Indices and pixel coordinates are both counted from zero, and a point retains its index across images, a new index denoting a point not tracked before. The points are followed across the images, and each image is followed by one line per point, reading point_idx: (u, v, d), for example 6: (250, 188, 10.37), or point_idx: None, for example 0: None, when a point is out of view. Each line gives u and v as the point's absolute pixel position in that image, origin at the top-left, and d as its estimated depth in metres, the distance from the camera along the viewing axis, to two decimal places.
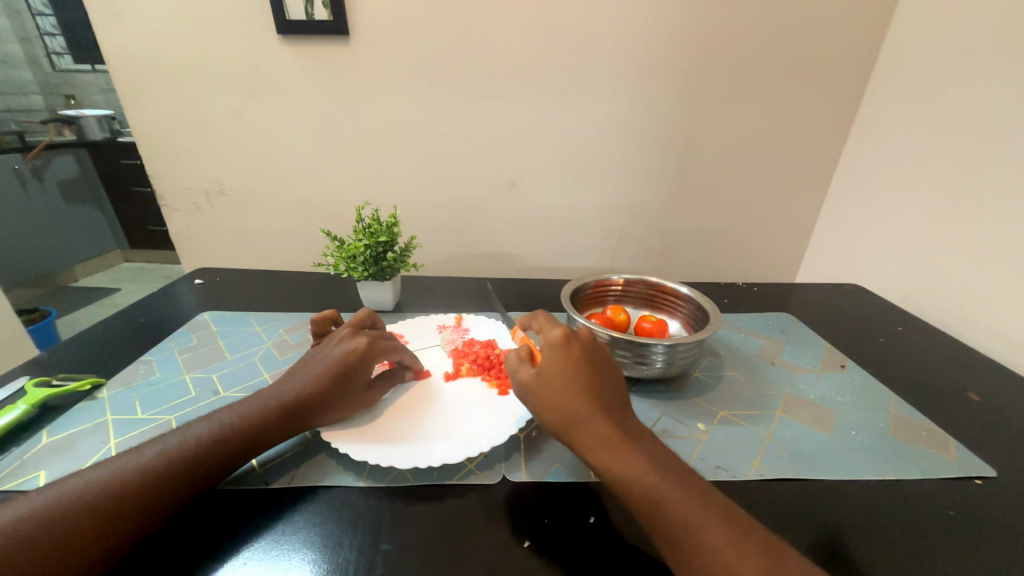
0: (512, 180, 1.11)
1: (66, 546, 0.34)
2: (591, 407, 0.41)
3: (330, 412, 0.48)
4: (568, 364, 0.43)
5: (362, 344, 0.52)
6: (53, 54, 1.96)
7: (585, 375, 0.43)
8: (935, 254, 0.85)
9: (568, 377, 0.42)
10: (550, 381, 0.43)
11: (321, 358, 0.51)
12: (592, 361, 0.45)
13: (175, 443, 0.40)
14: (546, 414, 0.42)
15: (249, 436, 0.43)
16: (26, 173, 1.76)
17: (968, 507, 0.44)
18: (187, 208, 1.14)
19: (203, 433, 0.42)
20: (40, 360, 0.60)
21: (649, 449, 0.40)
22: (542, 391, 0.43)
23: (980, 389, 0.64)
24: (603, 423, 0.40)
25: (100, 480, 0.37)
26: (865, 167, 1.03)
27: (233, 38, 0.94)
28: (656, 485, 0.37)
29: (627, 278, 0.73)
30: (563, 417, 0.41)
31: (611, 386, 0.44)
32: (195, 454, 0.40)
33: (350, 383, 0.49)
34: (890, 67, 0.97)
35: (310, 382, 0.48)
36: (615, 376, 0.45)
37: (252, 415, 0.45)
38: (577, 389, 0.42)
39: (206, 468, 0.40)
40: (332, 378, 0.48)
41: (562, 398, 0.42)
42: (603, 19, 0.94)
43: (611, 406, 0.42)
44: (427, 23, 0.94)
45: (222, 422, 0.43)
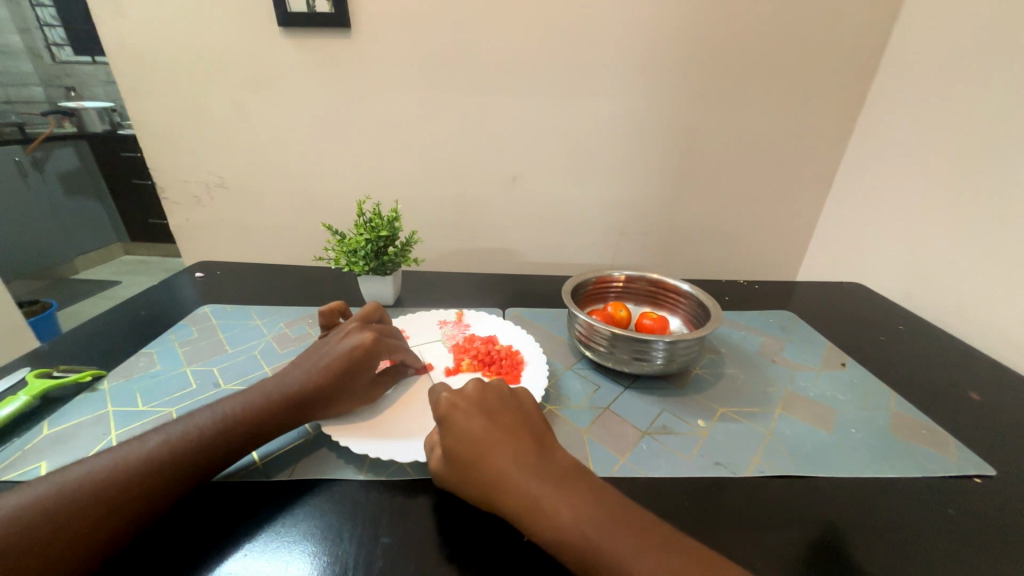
0: (513, 176, 1.10)
1: (66, 533, 0.33)
2: (504, 477, 0.37)
3: (332, 407, 0.48)
4: (463, 434, 0.41)
5: (368, 340, 0.52)
6: (53, 45, 1.92)
7: (486, 435, 0.40)
8: (937, 253, 0.84)
9: (470, 448, 0.40)
10: (454, 452, 0.40)
11: (326, 352, 0.51)
12: (490, 415, 0.42)
13: (178, 434, 0.40)
14: (465, 491, 0.39)
15: (253, 428, 0.43)
16: (27, 165, 1.77)
17: (966, 506, 0.44)
18: (188, 202, 1.14)
19: (206, 424, 0.42)
20: (41, 351, 0.60)
21: (575, 489, 0.37)
22: (453, 466, 0.40)
23: (980, 389, 0.64)
24: (518, 481, 0.37)
25: (102, 468, 0.37)
26: (868, 165, 1.03)
27: (234, 30, 0.94)
28: (586, 534, 0.34)
29: (628, 275, 0.73)
30: (481, 490, 0.38)
31: (516, 434, 0.41)
32: (198, 444, 0.40)
33: (354, 379, 0.49)
34: (895, 64, 0.96)
35: (315, 375, 0.48)
36: (519, 421, 0.43)
37: (258, 406, 0.45)
38: (482, 454, 0.39)
39: (209, 458, 0.40)
40: (341, 371, 0.49)
41: (472, 470, 0.39)
42: (607, 13, 0.93)
43: (524, 455, 0.39)
44: (429, 16, 0.93)
45: (225, 413, 0.43)
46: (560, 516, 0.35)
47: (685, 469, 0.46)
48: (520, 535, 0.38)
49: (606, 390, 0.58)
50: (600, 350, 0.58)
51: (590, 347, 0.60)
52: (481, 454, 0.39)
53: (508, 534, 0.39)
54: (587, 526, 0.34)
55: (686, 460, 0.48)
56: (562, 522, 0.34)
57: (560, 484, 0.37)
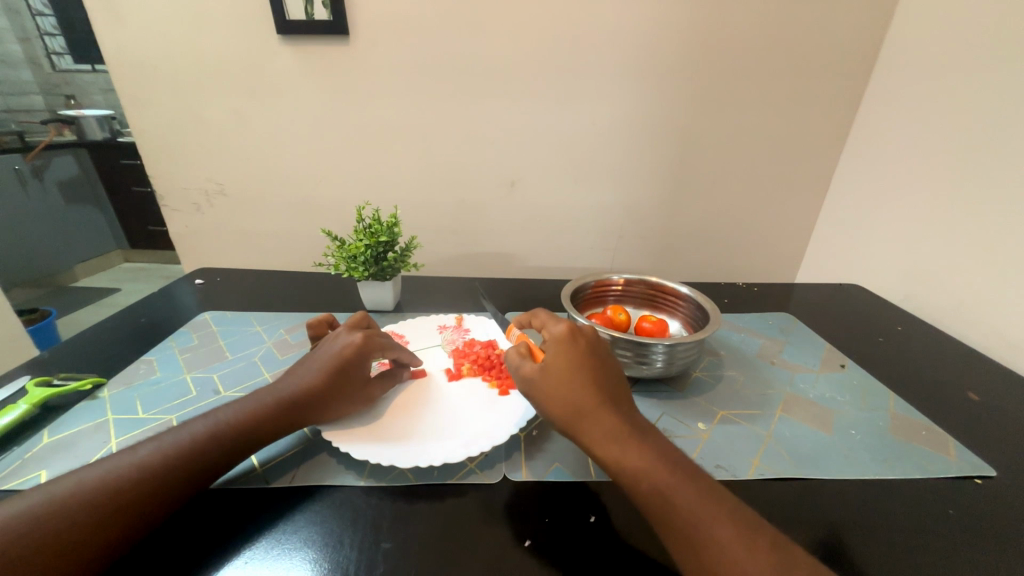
0: (512, 180, 1.11)
1: (63, 542, 0.33)
2: (597, 400, 0.41)
3: (329, 408, 0.48)
4: (569, 356, 0.44)
5: (358, 340, 0.52)
6: (53, 54, 1.96)
7: (587, 364, 0.44)
8: (935, 254, 0.85)
9: (574, 368, 0.43)
10: (553, 368, 0.43)
11: (318, 356, 0.51)
12: (596, 354, 0.45)
13: (172, 441, 0.41)
14: (554, 405, 0.42)
15: (246, 432, 0.43)
16: (26, 174, 1.76)
17: (967, 507, 0.44)
18: (188, 208, 1.14)
19: (198, 430, 0.42)
20: (41, 360, 0.60)
21: (656, 440, 0.40)
22: (551, 381, 0.43)
23: (979, 389, 0.64)
24: (610, 413, 0.40)
25: (96, 477, 0.37)
26: (865, 167, 1.04)
27: (234, 38, 0.95)
28: (662, 476, 0.37)
29: (627, 278, 0.73)
30: (570, 408, 0.41)
31: (614, 377, 0.44)
32: (192, 451, 0.40)
33: (348, 379, 0.50)
34: (890, 67, 0.97)
35: (308, 378, 0.48)
36: (617, 369, 0.46)
37: (249, 412, 0.45)
38: (582, 380, 0.42)
39: (203, 465, 0.40)
40: (331, 374, 0.49)
41: (568, 388, 0.42)
42: (603, 19, 0.94)
43: (618, 397, 0.42)
44: (427, 23, 0.94)
45: (217, 420, 0.43)
46: (640, 454, 0.38)
47: None
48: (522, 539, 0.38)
49: None
50: None
51: None
52: (582, 380, 0.42)
53: (510, 539, 0.39)
54: (663, 470, 0.37)
55: None
56: (640, 459, 0.38)
57: (644, 432, 0.40)
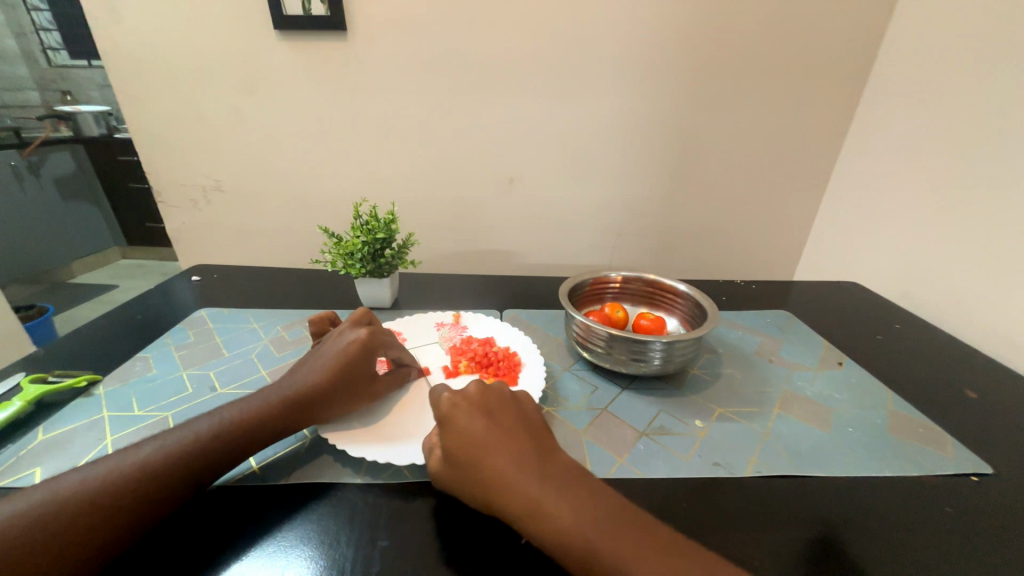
0: (510, 177, 1.10)
1: (60, 542, 0.33)
2: (506, 476, 0.37)
3: (337, 404, 0.48)
4: (462, 433, 0.40)
5: (363, 336, 0.52)
6: (49, 50, 1.96)
7: (486, 434, 0.40)
8: (933, 252, 0.85)
9: (472, 448, 0.39)
10: (453, 452, 0.40)
11: (322, 354, 0.51)
12: (492, 417, 0.42)
13: (176, 440, 0.40)
14: (468, 494, 0.38)
15: (252, 431, 0.43)
16: (22, 170, 1.75)
17: (962, 504, 0.44)
18: (185, 205, 1.13)
19: (203, 429, 0.42)
20: (36, 357, 0.59)
21: (576, 491, 0.36)
22: (455, 469, 0.39)
23: (975, 387, 0.64)
24: (517, 481, 0.37)
25: (97, 475, 0.37)
26: (864, 164, 1.03)
27: (229, 33, 0.94)
28: (585, 537, 0.33)
29: (625, 276, 0.73)
30: (482, 489, 0.38)
31: (522, 440, 0.40)
32: (196, 450, 0.40)
33: (354, 376, 0.50)
34: (889, 64, 0.97)
35: (314, 375, 0.48)
36: (520, 422, 0.42)
37: (257, 411, 0.44)
38: (482, 455, 0.39)
39: (207, 464, 0.40)
40: (338, 371, 0.49)
41: (473, 469, 0.38)
42: (602, 14, 0.93)
43: (525, 457, 0.39)
44: (425, 18, 0.93)
45: (222, 418, 0.43)
46: (559, 517, 0.34)
47: (683, 470, 0.46)
48: (519, 538, 0.38)
49: (604, 391, 0.58)
50: (598, 351, 0.58)
51: (588, 348, 0.60)
52: (481, 455, 0.39)
53: (507, 537, 0.38)
54: (586, 526, 0.34)
55: (684, 460, 0.48)
56: (561, 523, 0.34)
57: (560, 487, 0.36)
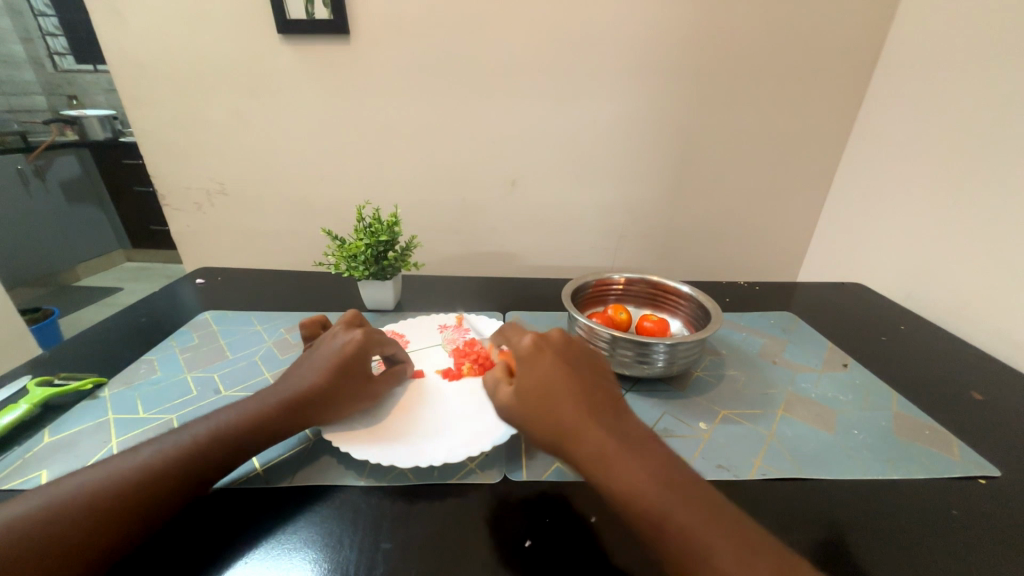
0: (512, 179, 1.11)
1: (63, 545, 0.33)
2: (577, 418, 0.38)
3: (334, 406, 0.47)
4: (540, 371, 0.41)
5: (358, 336, 0.52)
6: (56, 55, 1.97)
7: (561, 378, 0.40)
8: (937, 253, 0.84)
9: (547, 385, 0.40)
10: (525, 387, 0.41)
11: (318, 354, 0.51)
12: (570, 366, 0.42)
13: (173, 443, 0.40)
14: (535, 430, 0.39)
15: (250, 432, 0.43)
16: (29, 173, 1.77)
17: (969, 506, 0.43)
18: (189, 208, 1.14)
19: (201, 432, 0.42)
20: (42, 359, 0.60)
21: (646, 451, 0.37)
22: (524, 405, 0.40)
23: (981, 388, 0.63)
24: (590, 427, 0.37)
25: (99, 478, 0.37)
26: (867, 165, 1.03)
27: (234, 38, 0.94)
28: (653, 493, 0.34)
29: (628, 277, 0.73)
30: (550, 427, 0.39)
31: (594, 387, 0.41)
32: (193, 453, 0.40)
33: (351, 377, 0.49)
34: (893, 65, 0.96)
35: (310, 376, 0.48)
36: (596, 376, 0.42)
37: (254, 414, 0.44)
38: (556, 397, 0.39)
39: (205, 466, 0.40)
40: (333, 374, 0.48)
41: (544, 408, 0.39)
42: (604, 16, 0.94)
43: (599, 407, 0.39)
44: (428, 21, 0.94)
45: (220, 422, 0.43)
46: (628, 471, 0.35)
47: None
48: (521, 541, 0.38)
49: None
50: (601, 352, 0.58)
51: None
52: (556, 396, 0.39)
53: (509, 539, 0.38)
54: (655, 485, 0.34)
55: (688, 463, 0.47)
56: (629, 474, 0.35)
57: (632, 444, 0.37)
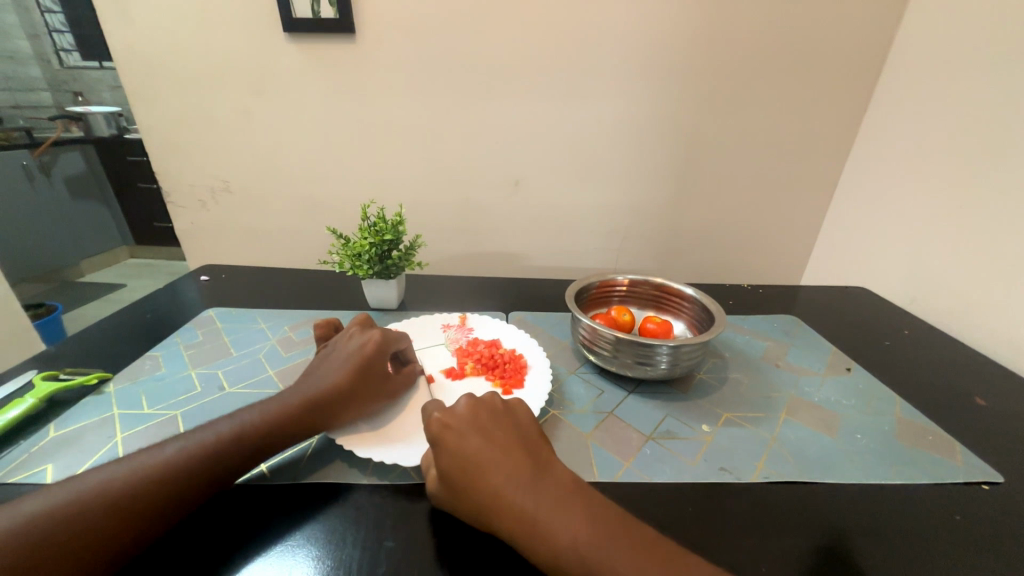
0: (516, 179, 1.11)
1: (83, 544, 0.33)
2: (501, 493, 0.36)
3: (353, 406, 0.48)
4: (454, 452, 0.39)
5: (377, 338, 0.54)
6: (62, 51, 1.99)
7: (477, 455, 0.38)
8: (942, 257, 0.84)
9: (464, 467, 0.38)
10: (447, 470, 0.39)
11: (336, 357, 0.52)
12: (487, 432, 0.40)
13: (195, 441, 0.40)
14: (466, 511, 0.38)
15: (274, 433, 0.44)
16: (34, 169, 1.78)
17: (974, 513, 0.43)
18: (193, 205, 1.14)
19: (222, 431, 0.42)
20: (47, 355, 0.60)
21: (574, 509, 0.36)
22: (450, 489, 0.39)
23: (986, 393, 0.63)
24: (514, 500, 0.36)
25: (118, 475, 0.37)
26: (872, 168, 1.03)
27: (239, 35, 0.95)
28: (586, 555, 0.33)
29: (632, 279, 0.73)
30: (479, 510, 0.37)
31: (512, 457, 0.39)
32: (216, 452, 0.40)
33: (373, 378, 0.51)
34: (898, 68, 0.96)
35: (331, 377, 0.49)
36: (513, 436, 0.41)
37: (279, 412, 0.45)
38: (475, 477, 0.38)
39: (224, 466, 0.40)
40: (358, 372, 0.50)
41: (467, 491, 0.38)
42: (610, 17, 0.94)
43: (519, 478, 0.37)
44: (433, 21, 0.94)
45: (242, 421, 0.43)
46: (559, 538, 0.34)
47: (689, 474, 0.46)
48: None
49: (610, 394, 0.58)
50: (604, 354, 0.58)
51: (594, 351, 0.60)
52: (475, 474, 0.38)
53: (512, 541, 0.38)
54: (586, 544, 0.33)
55: (691, 465, 0.47)
56: (560, 541, 0.34)
57: (559, 505, 0.36)
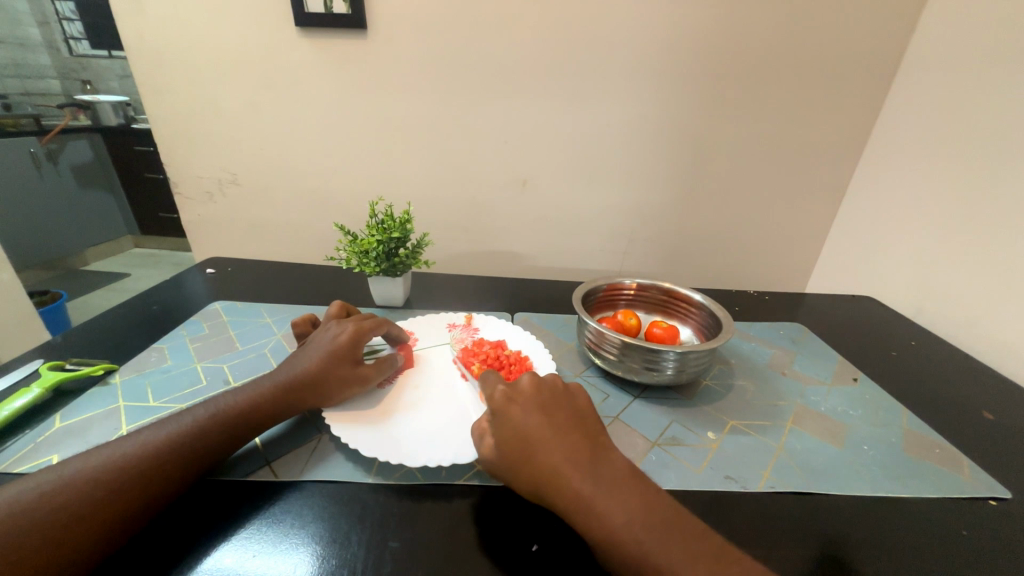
0: (524, 179, 1.10)
1: (76, 526, 0.34)
2: (557, 466, 0.37)
3: (330, 391, 0.49)
4: (515, 425, 0.41)
5: (350, 328, 0.54)
6: (71, 39, 2.01)
7: (538, 430, 0.40)
8: (950, 268, 0.83)
9: (524, 439, 0.40)
10: (506, 443, 0.40)
11: (313, 344, 0.53)
12: (548, 410, 0.42)
13: (175, 426, 0.41)
14: (519, 483, 0.39)
15: (241, 419, 0.44)
16: (42, 157, 1.76)
17: (982, 529, 0.43)
18: (201, 197, 1.14)
19: (200, 415, 0.43)
20: (53, 344, 0.60)
21: (627, 491, 0.36)
22: (506, 460, 0.40)
23: (994, 407, 0.63)
24: (569, 475, 0.37)
25: (89, 469, 0.37)
26: (882, 177, 1.02)
27: (250, 28, 0.95)
28: (636, 537, 0.33)
29: (640, 283, 0.73)
30: (532, 482, 0.38)
31: (571, 435, 0.40)
32: (197, 434, 0.41)
33: (343, 366, 0.51)
34: (911, 77, 0.96)
35: (306, 363, 0.50)
36: (573, 416, 0.42)
37: (252, 396, 0.46)
38: (534, 449, 0.39)
39: (207, 448, 0.41)
40: (325, 360, 0.50)
41: (522, 463, 0.39)
42: (622, 18, 0.93)
43: (577, 455, 0.38)
44: (445, 19, 0.94)
45: (219, 405, 0.44)
46: (611, 519, 0.34)
47: (695, 482, 0.46)
48: (530, 545, 0.38)
49: (616, 399, 0.58)
50: (611, 358, 0.58)
51: (600, 355, 0.59)
52: (533, 447, 0.39)
53: (516, 543, 0.38)
54: (638, 527, 0.34)
55: (697, 473, 0.47)
56: (613, 521, 0.34)
57: (612, 486, 0.36)
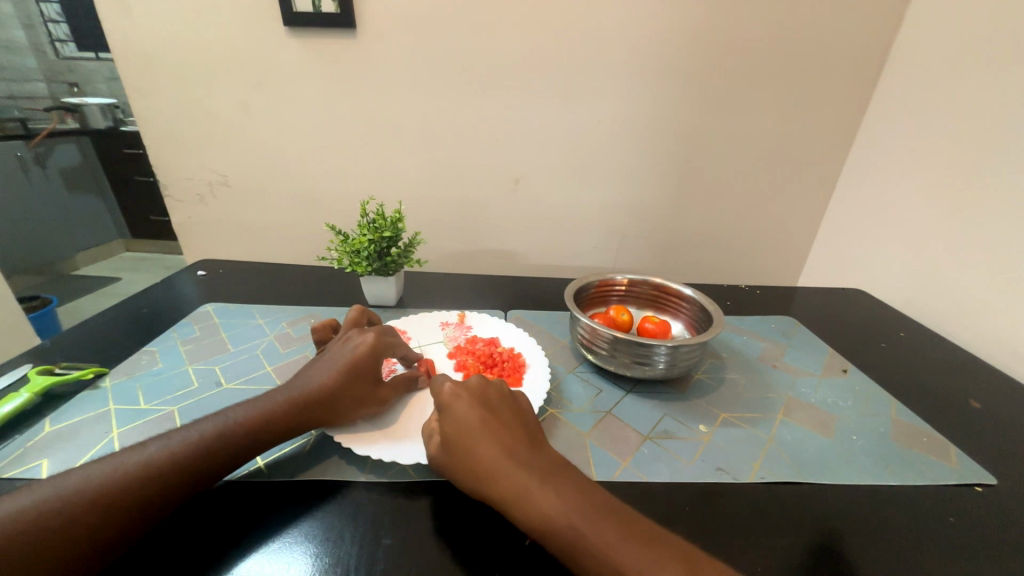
0: (516, 177, 1.11)
1: (64, 540, 0.33)
2: (496, 456, 0.39)
3: (346, 409, 0.48)
4: (456, 419, 0.42)
5: (370, 340, 0.52)
6: (58, 42, 1.96)
7: (476, 425, 0.41)
8: (936, 260, 0.85)
9: (464, 433, 0.41)
10: (448, 436, 0.41)
11: (333, 355, 0.52)
12: (491, 407, 0.43)
13: (179, 441, 0.40)
14: (458, 478, 0.40)
15: (255, 434, 0.43)
16: (29, 160, 1.76)
17: (968, 514, 0.44)
18: (190, 199, 1.14)
19: (209, 429, 0.41)
20: (43, 348, 0.60)
21: (563, 480, 0.37)
22: (448, 455, 0.41)
23: (980, 396, 0.64)
24: (505, 468, 0.38)
25: (96, 478, 0.36)
26: (869, 171, 1.03)
27: (239, 28, 0.94)
28: (571, 524, 0.34)
29: (631, 279, 0.73)
30: (472, 478, 0.39)
31: (510, 430, 0.41)
32: (200, 452, 0.40)
33: (360, 382, 0.49)
34: (897, 71, 0.97)
35: (322, 376, 0.48)
36: (517, 413, 0.43)
37: (263, 412, 0.44)
38: (474, 442, 0.40)
39: (210, 465, 0.40)
40: (343, 375, 0.49)
41: (463, 457, 0.40)
42: (611, 15, 0.93)
43: (516, 448, 0.39)
44: (434, 17, 0.93)
45: (228, 419, 0.43)
46: (545, 505, 0.35)
47: (687, 474, 0.46)
48: (521, 539, 0.38)
49: (608, 394, 0.58)
50: (603, 354, 0.58)
51: (593, 350, 0.60)
52: (472, 440, 0.40)
53: (509, 538, 0.38)
54: (577, 518, 0.34)
55: (689, 465, 0.48)
56: (547, 510, 0.35)
57: (547, 476, 0.37)
